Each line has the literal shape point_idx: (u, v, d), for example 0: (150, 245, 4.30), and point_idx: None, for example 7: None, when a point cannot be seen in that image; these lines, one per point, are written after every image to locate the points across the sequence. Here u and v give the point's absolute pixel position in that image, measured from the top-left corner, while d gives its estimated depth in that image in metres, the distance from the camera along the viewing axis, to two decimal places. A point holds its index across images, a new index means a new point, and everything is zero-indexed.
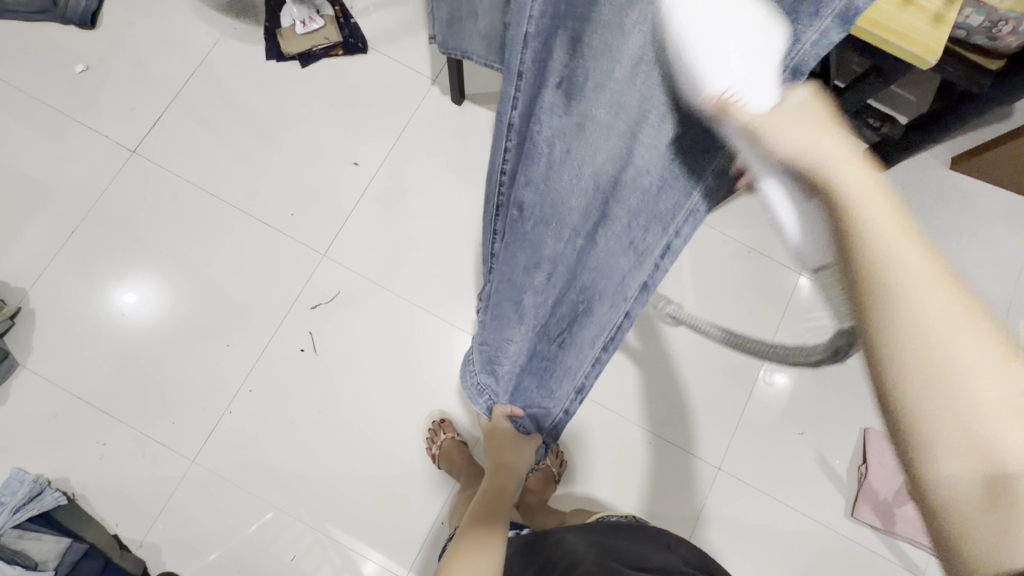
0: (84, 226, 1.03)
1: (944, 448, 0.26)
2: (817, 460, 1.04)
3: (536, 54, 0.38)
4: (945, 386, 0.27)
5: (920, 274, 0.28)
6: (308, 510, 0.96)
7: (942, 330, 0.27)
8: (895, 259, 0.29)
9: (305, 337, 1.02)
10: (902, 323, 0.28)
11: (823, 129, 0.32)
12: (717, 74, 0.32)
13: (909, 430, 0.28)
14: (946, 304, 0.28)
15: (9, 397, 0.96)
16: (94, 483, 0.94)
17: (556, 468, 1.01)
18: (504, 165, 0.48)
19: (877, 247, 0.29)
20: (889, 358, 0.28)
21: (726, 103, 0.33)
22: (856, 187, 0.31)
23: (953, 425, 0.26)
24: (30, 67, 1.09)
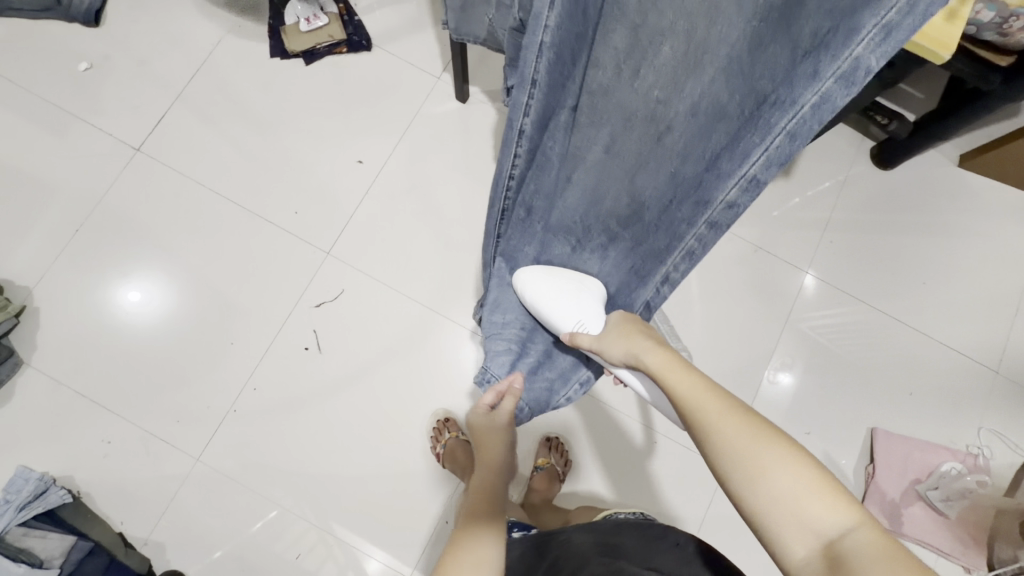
0: (89, 224, 1.03)
1: (785, 540, 0.38)
2: (824, 460, 1.03)
3: (552, 67, 0.42)
4: (765, 490, 0.40)
5: (720, 418, 0.45)
6: (312, 509, 0.96)
7: (743, 450, 0.42)
8: (701, 415, 0.47)
9: (308, 336, 1.02)
10: (723, 458, 0.43)
11: (638, 337, 0.56)
12: (563, 322, 0.62)
13: (765, 535, 0.40)
14: (740, 430, 0.44)
15: (14, 395, 0.96)
16: (99, 481, 0.94)
17: (560, 467, 1.00)
18: (512, 172, 0.50)
19: (690, 411, 0.48)
20: (729, 486, 0.43)
21: (574, 335, 0.61)
22: (662, 371, 0.52)
23: (781, 521, 0.39)
24: (35, 65, 1.08)
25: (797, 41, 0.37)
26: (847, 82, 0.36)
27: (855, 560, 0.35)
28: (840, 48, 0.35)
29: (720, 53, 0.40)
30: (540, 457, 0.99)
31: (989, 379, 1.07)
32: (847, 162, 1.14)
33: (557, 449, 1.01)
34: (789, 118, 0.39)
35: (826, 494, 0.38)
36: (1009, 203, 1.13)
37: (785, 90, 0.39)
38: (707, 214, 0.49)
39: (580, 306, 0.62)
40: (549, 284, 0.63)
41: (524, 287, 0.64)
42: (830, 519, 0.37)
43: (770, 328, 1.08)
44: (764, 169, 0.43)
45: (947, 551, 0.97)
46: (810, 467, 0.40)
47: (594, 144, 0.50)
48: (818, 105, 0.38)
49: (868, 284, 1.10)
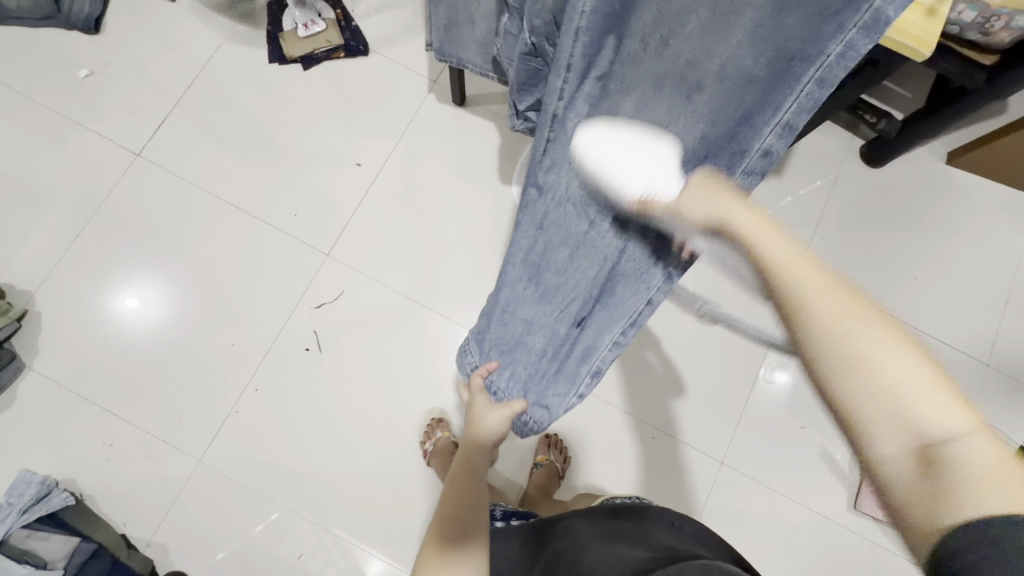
0: (90, 229, 1.04)
1: (869, 429, 0.32)
2: (819, 454, 1.04)
3: (585, 50, 0.42)
4: (863, 375, 0.33)
5: (817, 286, 0.37)
6: (313, 509, 0.97)
7: (843, 328, 0.35)
8: (797, 279, 0.38)
9: (309, 337, 1.03)
10: (821, 334, 0.35)
11: (726, 194, 0.44)
12: (634, 185, 0.49)
13: (844, 417, 0.34)
14: (852, 309, 0.35)
15: (16, 399, 0.96)
16: (101, 483, 0.95)
17: (559, 464, 1.01)
18: (536, 153, 0.52)
19: (783, 275, 0.38)
20: (813, 358, 0.36)
21: (645, 202, 0.49)
22: (748, 234, 0.42)
23: (871, 410, 0.33)
24: (35, 72, 1.10)
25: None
26: (870, 30, 0.33)
27: (957, 467, 0.30)
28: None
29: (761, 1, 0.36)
30: (539, 454, 1.01)
31: (980, 372, 1.09)
32: (838, 161, 1.16)
33: (556, 446, 1.02)
34: (817, 68, 0.36)
35: (939, 393, 0.32)
36: (997, 199, 1.15)
37: (812, 44, 0.36)
38: (744, 163, 0.44)
39: (660, 164, 0.47)
40: (612, 137, 0.48)
41: (588, 142, 0.49)
42: (938, 421, 0.31)
43: None
44: (795, 116, 0.40)
45: None
46: (922, 361, 0.33)
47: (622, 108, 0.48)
48: (840, 57, 0.35)
49: (862, 281, 1.12)
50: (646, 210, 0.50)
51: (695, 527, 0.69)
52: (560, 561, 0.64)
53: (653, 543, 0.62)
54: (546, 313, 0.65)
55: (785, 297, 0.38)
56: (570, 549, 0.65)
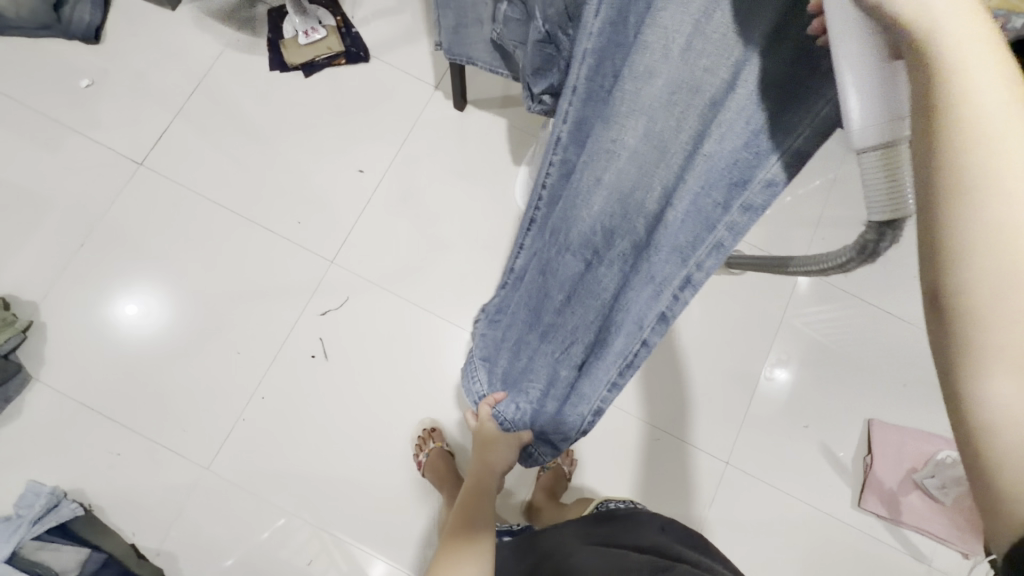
0: (93, 239, 1.04)
1: (996, 361, 0.25)
2: (822, 452, 1.05)
3: (587, 79, 0.49)
4: (1017, 306, 0.25)
5: (1013, 156, 0.25)
6: (321, 515, 0.97)
7: (1017, 232, 0.25)
8: (984, 141, 0.25)
9: (315, 343, 1.03)
10: (978, 240, 0.25)
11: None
12: None
13: (959, 337, 0.26)
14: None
15: (24, 410, 0.96)
16: (109, 493, 0.95)
17: (566, 467, 1.02)
18: (546, 181, 0.59)
19: (970, 123, 0.25)
20: (955, 258, 0.26)
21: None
22: (954, 47, 0.26)
23: (1014, 341, 0.25)
24: (36, 82, 1.10)
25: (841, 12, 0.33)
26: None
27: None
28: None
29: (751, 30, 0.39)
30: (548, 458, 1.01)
31: None
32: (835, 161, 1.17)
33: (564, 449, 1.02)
34: (803, 114, 0.39)
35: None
36: None
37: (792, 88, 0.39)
38: (743, 195, 0.43)
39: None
40: None
41: None
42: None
43: (768, 324, 1.10)
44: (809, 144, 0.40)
45: (944, 536, 0.99)
46: None
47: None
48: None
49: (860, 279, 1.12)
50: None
51: (682, 528, 0.71)
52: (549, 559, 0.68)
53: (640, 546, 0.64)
54: (554, 352, 0.69)
55: (951, 163, 0.26)
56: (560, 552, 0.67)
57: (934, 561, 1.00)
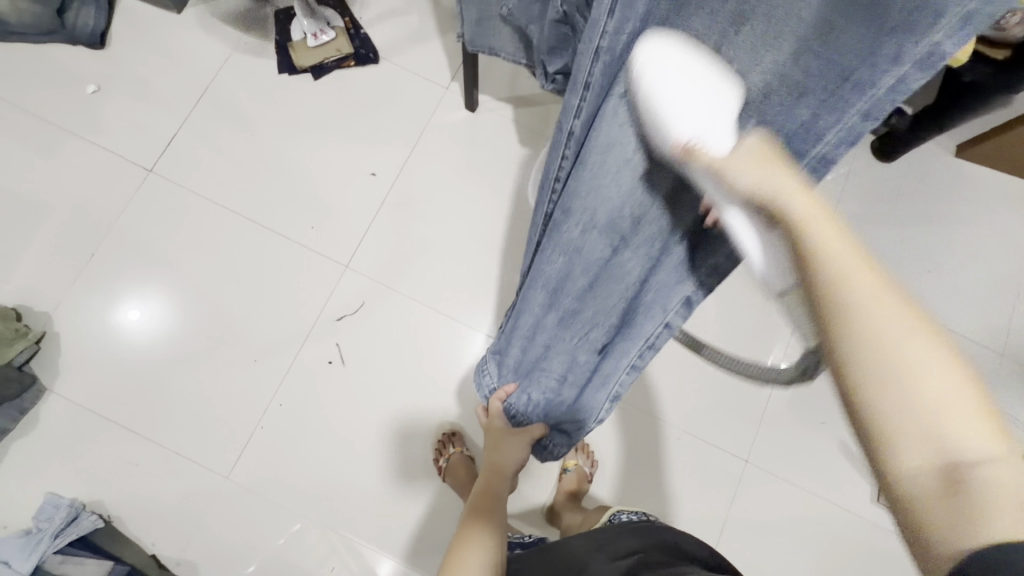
0: (104, 247, 1.03)
1: (902, 442, 0.27)
2: (841, 449, 1.06)
3: (606, 68, 0.42)
4: (906, 394, 0.27)
5: (869, 280, 0.29)
6: (341, 522, 0.97)
7: (889, 329, 0.28)
8: (844, 270, 0.30)
9: (331, 349, 1.02)
10: (855, 334, 0.29)
11: (778, 164, 0.37)
12: (681, 127, 0.41)
13: (871, 428, 0.28)
14: (899, 310, 0.28)
15: (38, 422, 0.95)
16: (128, 504, 0.94)
17: (587, 469, 1.02)
18: (559, 173, 0.52)
19: (826, 260, 0.30)
20: (848, 362, 0.29)
21: (692, 148, 0.41)
22: (801, 209, 0.33)
23: (914, 423, 0.27)
24: (41, 89, 1.08)
25: (887, 11, 0.32)
26: (924, 66, 0.33)
27: (992, 503, 0.24)
28: (930, 20, 0.31)
29: (794, 25, 0.36)
30: (568, 460, 1.01)
31: (995, 362, 1.09)
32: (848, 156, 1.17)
33: (584, 451, 1.03)
34: (863, 102, 0.36)
35: (986, 417, 0.26)
36: (1006, 191, 1.16)
37: (865, 71, 0.35)
38: None
39: (722, 109, 0.40)
40: (671, 56, 0.40)
41: (649, 58, 0.40)
42: (983, 448, 0.25)
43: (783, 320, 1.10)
44: (834, 148, 0.39)
45: None
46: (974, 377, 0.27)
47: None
48: (890, 90, 0.35)
49: None
50: (690, 157, 0.41)
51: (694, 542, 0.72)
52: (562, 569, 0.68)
53: (638, 549, 0.66)
54: (571, 339, 0.67)
55: (815, 274, 0.31)
56: (563, 560, 0.70)
57: None
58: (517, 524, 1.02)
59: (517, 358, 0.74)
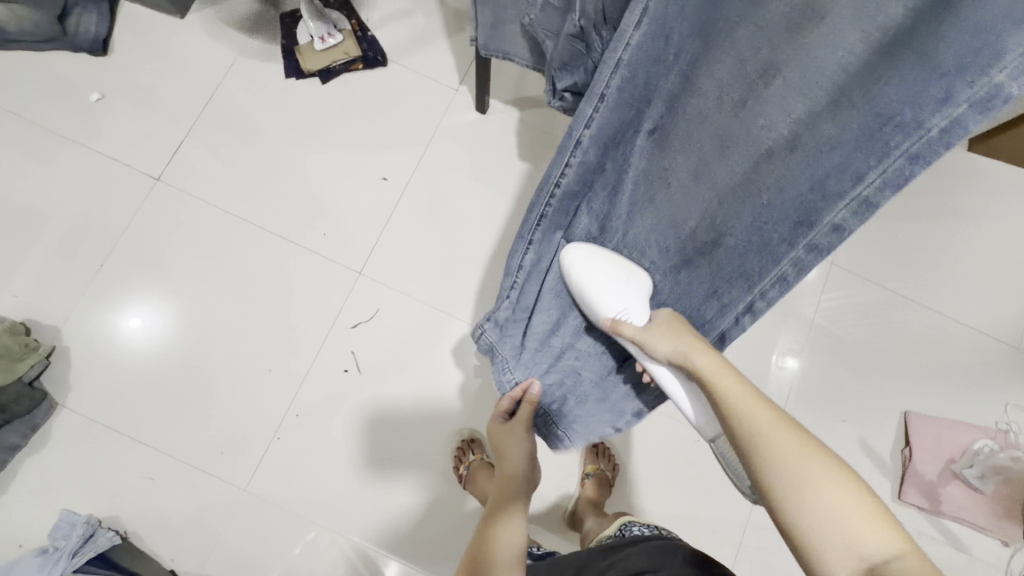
0: (113, 258, 1.01)
1: (819, 545, 0.41)
2: (861, 446, 1.05)
3: (622, 83, 0.48)
4: (813, 508, 0.41)
5: (767, 427, 0.46)
6: (361, 532, 0.95)
7: (787, 460, 0.44)
8: (749, 422, 0.47)
9: (347, 358, 1.01)
10: (774, 473, 0.44)
11: (684, 332, 0.56)
12: (605, 309, 0.61)
13: (800, 538, 0.42)
14: (801, 449, 0.44)
15: (51, 438, 0.94)
16: (144, 519, 0.93)
17: (609, 472, 1.01)
18: (560, 178, 0.55)
19: (737, 413, 0.47)
20: (770, 488, 0.44)
21: (616, 323, 0.60)
22: (711, 374, 0.51)
23: (820, 530, 0.41)
24: (43, 97, 1.06)
25: (937, 60, 0.37)
26: (983, 106, 0.36)
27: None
28: (975, 75, 0.36)
29: (833, 74, 0.42)
30: (590, 464, 1.01)
31: (1011, 356, 1.09)
32: None
33: (604, 454, 1.02)
34: (911, 141, 0.40)
35: (876, 520, 0.40)
36: (1019, 184, 1.16)
37: (909, 112, 0.39)
38: (810, 236, 0.47)
39: (630, 291, 0.61)
40: (591, 267, 0.61)
41: (577, 263, 0.62)
42: (876, 546, 0.39)
43: (800, 319, 1.10)
44: (878, 192, 0.42)
45: (984, 525, 0.99)
46: (853, 488, 0.42)
47: (656, 166, 0.55)
48: (949, 127, 0.38)
49: (883, 270, 1.12)
50: (616, 331, 0.60)
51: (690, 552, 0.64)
52: None
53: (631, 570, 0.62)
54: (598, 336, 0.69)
55: (739, 433, 0.47)
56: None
57: (975, 551, 1.00)
58: (532, 529, 1.01)
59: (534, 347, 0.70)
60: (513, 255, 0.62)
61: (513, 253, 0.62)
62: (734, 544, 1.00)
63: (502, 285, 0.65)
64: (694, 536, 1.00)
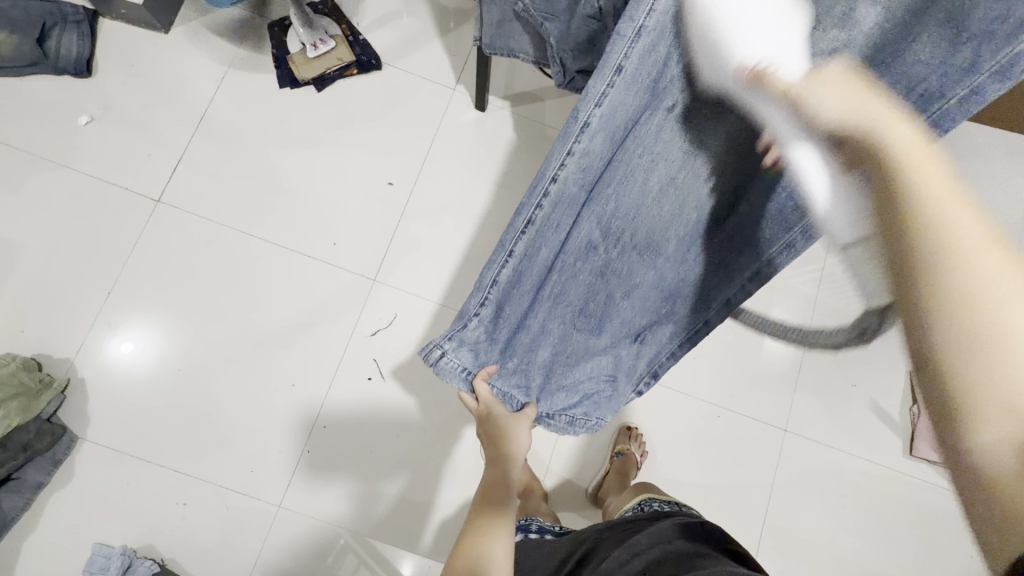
0: (121, 285, 0.99)
1: (988, 409, 0.25)
2: (873, 408, 1.09)
3: (641, 56, 0.43)
4: (996, 356, 0.25)
5: (964, 225, 0.28)
6: (400, 535, 0.96)
7: (982, 279, 0.26)
8: (932, 208, 0.28)
9: (370, 365, 1.01)
10: (946, 277, 0.27)
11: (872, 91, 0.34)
12: (749, 48, 0.40)
13: (950, 394, 0.26)
14: (1005, 275, 0.26)
15: (75, 472, 0.92)
16: (181, 545, 0.92)
17: (639, 455, 1.03)
18: (559, 172, 0.48)
19: (915, 195, 0.29)
20: (932, 312, 0.27)
21: (761, 69, 0.40)
22: (901, 146, 0.31)
23: (1007, 392, 0.25)
24: (29, 124, 1.02)
25: (964, 25, 0.38)
26: (1003, 75, 0.38)
27: None
28: (1001, 43, 0.37)
29: (867, 37, 0.42)
30: (620, 444, 1.03)
31: None
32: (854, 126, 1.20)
33: (635, 438, 1.04)
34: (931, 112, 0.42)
35: None
36: (1001, 145, 1.21)
37: (944, 84, 0.40)
38: None
39: (791, 39, 0.40)
40: None
41: None
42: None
43: (806, 289, 1.12)
44: None
45: None
46: None
47: (677, 146, 0.51)
48: (967, 97, 0.40)
49: None
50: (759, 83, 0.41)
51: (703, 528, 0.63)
52: (553, 559, 0.68)
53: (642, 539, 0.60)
54: (613, 337, 0.66)
55: (915, 234, 0.28)
56: (577, 551, 0.66)
57: None
58: (555, 509, 1.03)
59: (511, 370, 0.61)
60: (489, 267, 0.52)
61: (488, 264, 0.52)
62: (761, 512, 1.04)
63: (470, 301, 0.54)
64: (724, 510, 1.03)
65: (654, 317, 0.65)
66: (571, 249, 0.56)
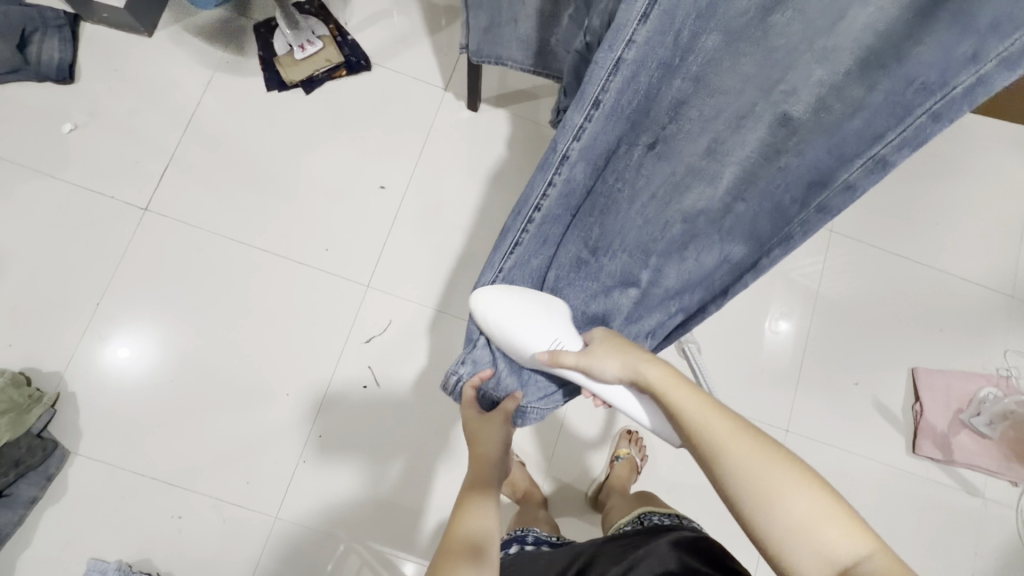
0: (110, 295, 0.98)
1: (792, 555, 0.41)
2: (875, 406, 1.08)
3: (620, 84, 0.44)
4: (782, 521, 0.42)
5: (723, 435, 0.46)
6: (399, 545, 0.95)
7: (748, 468, 0.44)
8: (703, 429, 0.47)
9: (365, 373, 1.00)
10: (730, 473, 0.45)
11: (631, 350, 0.53)
12: (539, 345, 0.52)
13: (773, 551, 0.42)
14: (759, 459, 0.44)
15: (67, 487, 0.91)
16: (178, 559, 0.91)
17: (639, 458, 1.03)
18: (542, 201, 0.49)
19: (692, 423, 0.48)
20: (738, 501, 0.44)
21: (554, 354, 0.52)
22: (668, 388, 0.50)
23: (795, 543, 0.41)
24: (12, 133, 1.00)
25: (973, 19, 0.37)
26: (1012, 63, 0.36)
27: None
28: (1008, 32, 0.36)
29: (856, 36, 0.41)
30: (620, 448, 1.02)
31: (1008, 304, 1.13)
32: None
33: (635, 441, 1.04)
34: (933, 100, 0.39)
35: (838, 520, 0.41)
36: (1005, 137, 1.19)
37: (939, 76, 0.39)
38: (822, 195, 0.46)
39: (557, 321, 0.54)
40: (505, 302, 0.51)
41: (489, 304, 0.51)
42: (849, 547, 0.40)
43: (806, 286, 1.11)
44: (895, 151, 0.42)
45: (995, 469, 1.04)
46: (820, 494, 0.42)
47: (657, 178, 0.53)
48: (972, 86, 0.38)
49: (882, 233, 1.15)
50: (557, 363, 0.52)
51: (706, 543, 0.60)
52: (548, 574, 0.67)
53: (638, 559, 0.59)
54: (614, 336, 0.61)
55: (705, 452, 0.46)
56: (576, 563, 0.65)
57: (987, 493, 1.05)
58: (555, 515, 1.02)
59: (509, 368, 0.60)
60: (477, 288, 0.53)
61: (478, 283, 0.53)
62: None
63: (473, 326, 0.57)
64: (726, 511, 1.02)
65: (659, 314, 0.59)
66: (561, 264, 0.57)
